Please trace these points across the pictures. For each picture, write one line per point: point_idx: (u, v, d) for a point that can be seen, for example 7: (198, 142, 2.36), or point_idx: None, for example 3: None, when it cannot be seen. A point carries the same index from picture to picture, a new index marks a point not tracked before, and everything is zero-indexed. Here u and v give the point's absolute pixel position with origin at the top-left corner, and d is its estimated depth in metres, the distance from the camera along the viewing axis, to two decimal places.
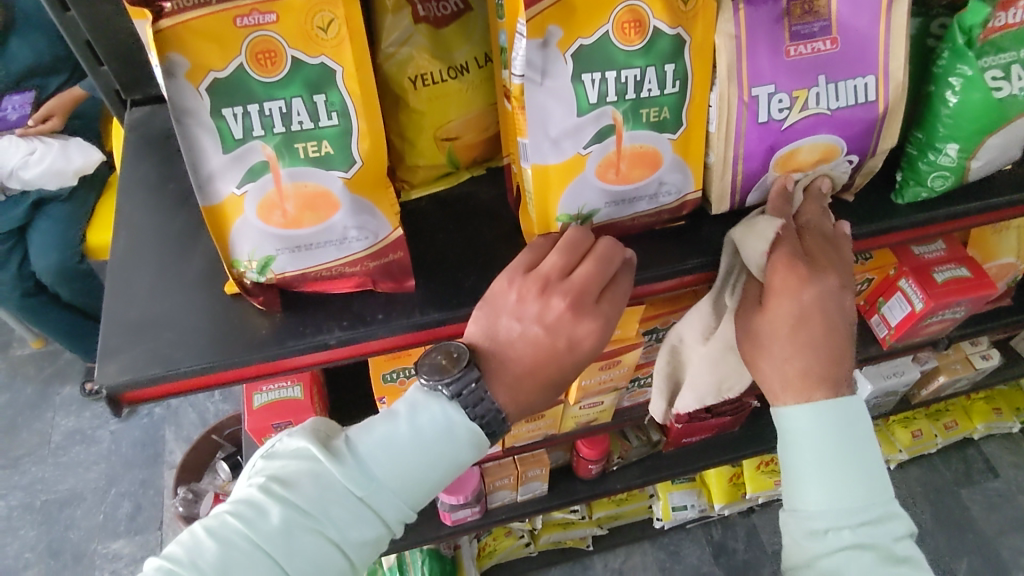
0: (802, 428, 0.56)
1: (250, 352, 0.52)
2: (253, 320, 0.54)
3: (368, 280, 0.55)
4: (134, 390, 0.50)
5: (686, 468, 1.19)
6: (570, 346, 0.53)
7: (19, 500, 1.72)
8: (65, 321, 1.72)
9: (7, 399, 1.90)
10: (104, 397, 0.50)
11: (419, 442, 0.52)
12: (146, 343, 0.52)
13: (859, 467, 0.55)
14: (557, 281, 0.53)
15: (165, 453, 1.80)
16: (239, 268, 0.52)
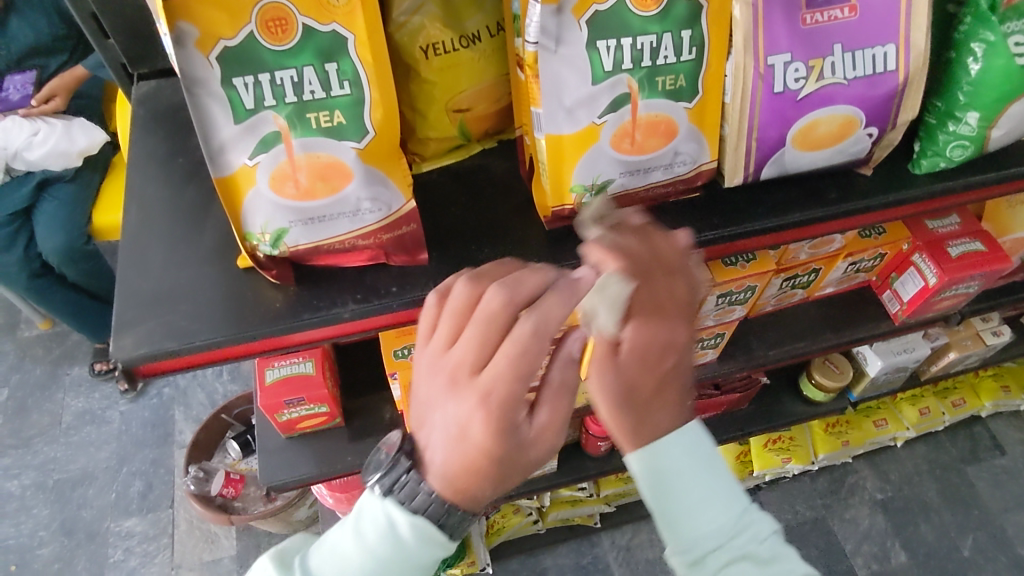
0: (656, 469, 0.52)
1: (266, 325, 0.52)
2: (268, 296, 0.54)
3: (381, 253, 0.55)
4: (150, 363, 0.51)
5: None
6: (465, 432, 0.45)
7: (32, 480, 1.74)
8: (73, 302, 1.72)
9: (16, 380, 1.91)
10: (119, 371, 0.51)
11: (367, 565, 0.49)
12: (160, 317, 0.52)
13: (711, 492, 0.52)
14: (446, 356, 0.47)
15: (175, 434, 1.82)
16: (252, 241, 0.51)
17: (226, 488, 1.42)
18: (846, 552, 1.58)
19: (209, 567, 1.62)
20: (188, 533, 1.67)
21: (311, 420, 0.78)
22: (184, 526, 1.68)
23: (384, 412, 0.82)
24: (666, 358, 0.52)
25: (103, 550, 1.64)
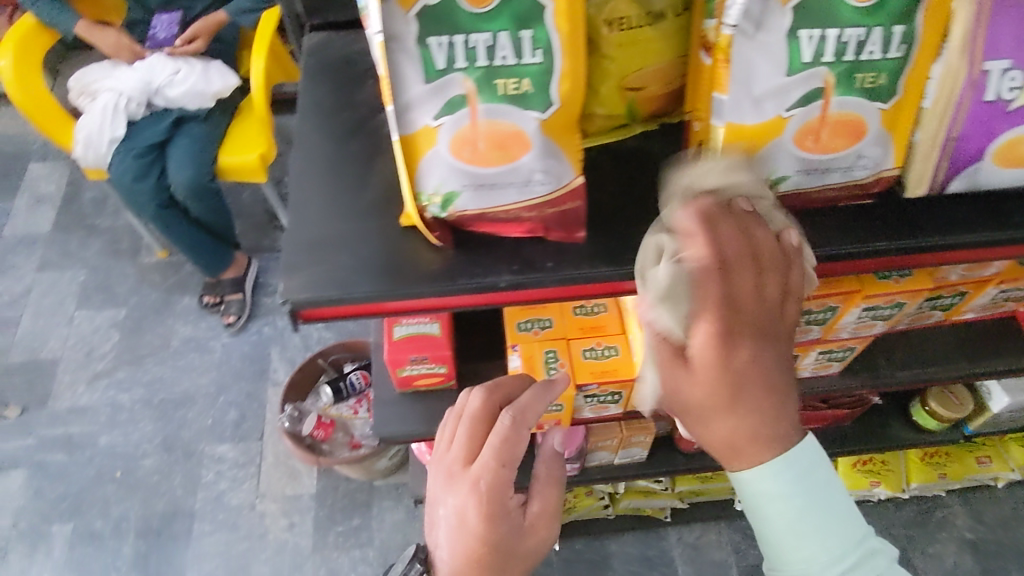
0: (769, 494, 0.51)
1: (421, 285, 0.53)
2: (424, 258, 0.55)
3: (539, 228, 0.55)
4: (314, 306, 0.52)
5: None
6: (465, 518, 0.63)
7: (141, 396, 1.88)
8: (191, 235, 1.84)
9: (134, 301, 2.05)
10: (285, 310, 0.53)
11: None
12: (325, 265, 0.53)
13: (829, 517, 0.52)
14: (450, 458, 0.65)
15: (270, 370, 1.93)
16: (421, 202, 0.52)
17: (318, 430, 1.53)
18: None
19: (291, 500, 1.72)
20: (274, 466, 1.77)
21: (428, 380, 0.80)
22: (271, 459, 1.78)
23: None
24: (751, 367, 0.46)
25: (198, 470, 1.76)
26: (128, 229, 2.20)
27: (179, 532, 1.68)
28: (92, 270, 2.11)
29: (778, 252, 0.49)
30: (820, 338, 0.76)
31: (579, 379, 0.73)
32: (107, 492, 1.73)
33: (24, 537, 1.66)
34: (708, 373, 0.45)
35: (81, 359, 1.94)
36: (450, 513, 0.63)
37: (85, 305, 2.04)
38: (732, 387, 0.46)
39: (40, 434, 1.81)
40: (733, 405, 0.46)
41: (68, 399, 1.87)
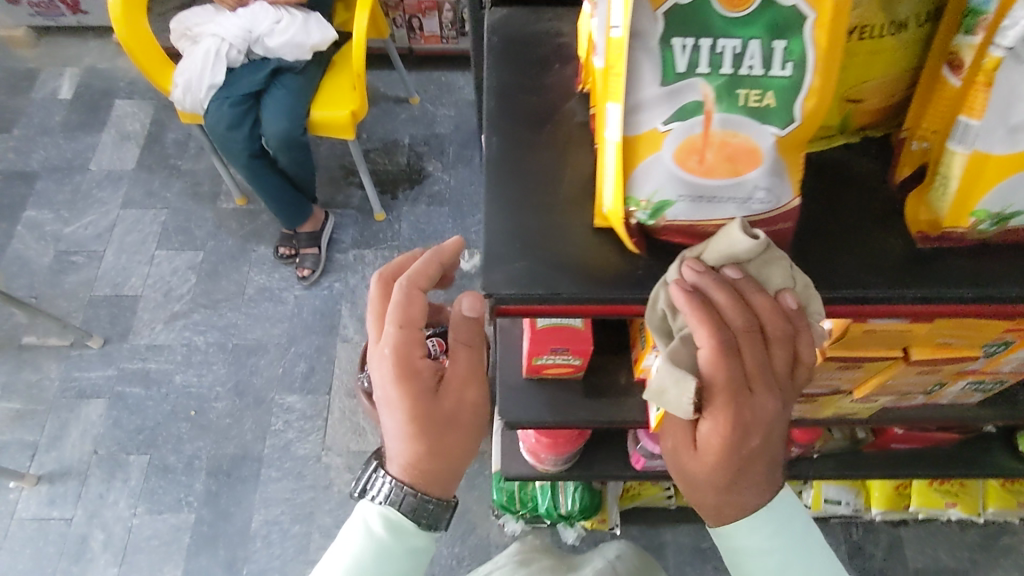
0: (750, 546, 0.62)
1: (618, 289, 0.52)
2: (619, 264, 0.53)
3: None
4: (516, 303, 0.51)
5: (886, 473, 1.10)
6: (395, 392, 0.71)
7: (215, 339, 1.92)
8: (276, 186, 1.85)
9: (211, 246, 2.09)
10: (487, 303, 0.52)
11: (375, 551, 0.73)
12: (532, 258, 0.52)
13: (805, 559, 0.63)
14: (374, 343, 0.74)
15: (340, 326, 1.95)
16: (631, 207, 0.50)
17: None
18: None
19: (355, 456, 1.76)
20: (340, 421, 1.80)
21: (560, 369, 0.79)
22: (338, 413, 1.81)
23: (620, 375, 0.83)
24: (750, 439, 0.53)
25: (267, 417, 1.81)
26: (208, 173, 2.23)
27: (248, 475, 1.73)
28: (173, 212, 2.15)
29: (785, 320, 0.49)
30: (980, 369, 0.69)
31: None
32: (181, 430, 1.79)
33: (104, 464, 1.73)
34: (714, 451, 0.54)
35: (160, 298, 1.99)
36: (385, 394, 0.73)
37: (166, 246, 2.09)
38: (738, 459, 0.55)
39: (120, 366, 1.87)
40: (732, 475, 0.56)
41: (146, 336, 1.92)
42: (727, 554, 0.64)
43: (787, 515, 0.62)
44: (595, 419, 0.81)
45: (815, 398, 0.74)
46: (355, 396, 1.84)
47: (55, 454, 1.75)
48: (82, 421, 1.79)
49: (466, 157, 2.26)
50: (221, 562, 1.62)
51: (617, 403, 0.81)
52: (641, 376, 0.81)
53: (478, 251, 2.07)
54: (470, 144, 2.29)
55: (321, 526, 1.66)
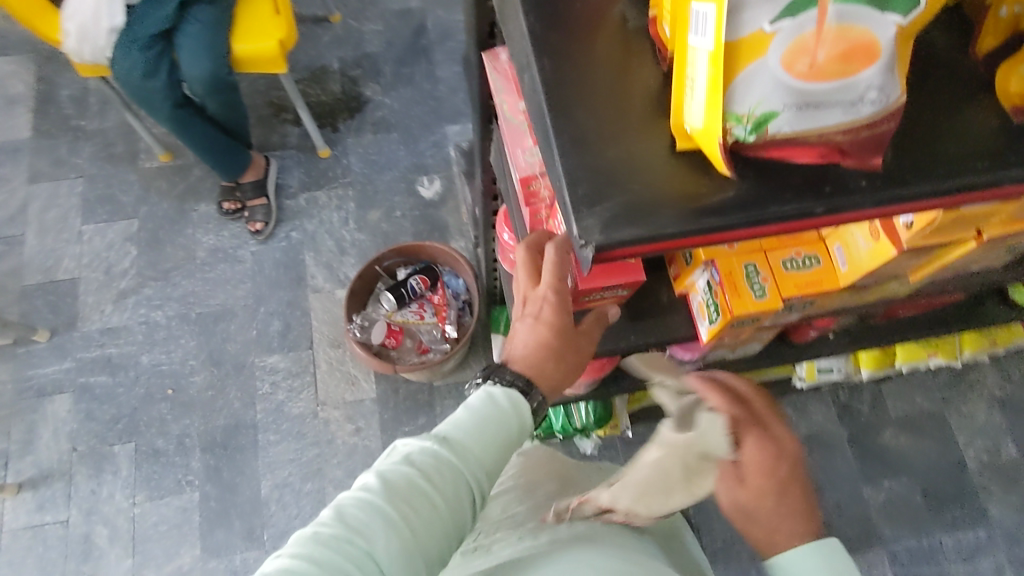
0: None
1: (709, 216, 0.45)
2: (706, 191, 0.46)
3: (837, 152, 0.45)
4: (622, 249, 0.45)
5: (896, 339, 1.14)
6: (540, 315, 0.71)
7: (176, 312, 1.80)
8: (208, 137, 1.66)
9: (145, 212, 1.90)
10: (583, 255, 0.45)
11: (497, 421, 0.67)
12: (624, 194, 0.46)
13: None
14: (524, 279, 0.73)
15: (308, 277, 1.84)
16: (726, 123, 0.42)
17: (389, 339, 1.51)
18: (959, 443, 1.76)
19: (353, 406, 1.72)
20: (330, 373, 1.75)
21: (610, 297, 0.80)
22: (326, 366, 1.75)
23: (661, 294, 0.82)
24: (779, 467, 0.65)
25: (252, 382, 1.73)
26: (119, 130, 1.99)
27: (247, 443, 1.67)
28: (90, 180, 1.93)
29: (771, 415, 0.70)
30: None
31: (786, 293, 0.69)
32: (163, 411, 1.69)
33: (87, 460, 1.63)
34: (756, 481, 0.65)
35: (102, 277, 1.83)
36: (528, 317, 0.72)
37: (93, 219, 1.89)
38: (774, 489, 0.65)
39: (77, 357, 1.74)
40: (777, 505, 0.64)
41: (98, 320, 1.78)
42: None
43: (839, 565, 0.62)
44: (644, 342, 0.79)
45: (869, 288, 0.73)
46: (340, 346, 1.78)
47: (31, 458, 1.64)
48: (50, 420, 1.67)
49: (405, 76, 2.10)
50: (240, 532, 1.59)
51: (662, 324, 0.80)
52: (683, 292, 0.80)
53: (438, 176, 1.97)
54: (407, 60, 2.12)
55: (334, 480, 1.65)
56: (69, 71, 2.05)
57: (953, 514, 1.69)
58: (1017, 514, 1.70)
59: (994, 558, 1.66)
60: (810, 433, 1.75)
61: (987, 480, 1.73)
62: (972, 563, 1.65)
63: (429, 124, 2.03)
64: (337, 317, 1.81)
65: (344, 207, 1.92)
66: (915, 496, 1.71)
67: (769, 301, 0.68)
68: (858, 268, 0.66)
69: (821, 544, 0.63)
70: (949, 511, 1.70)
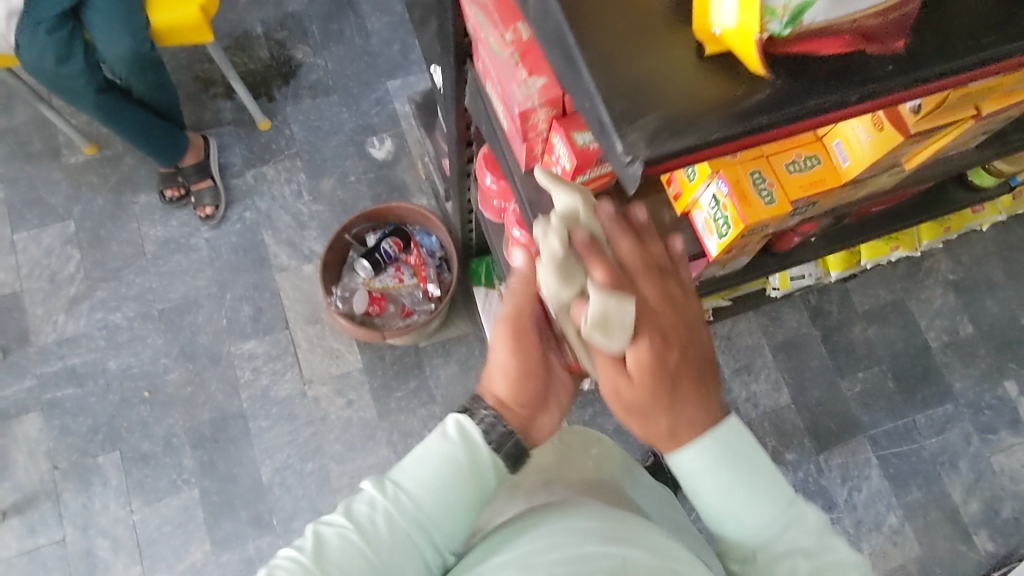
0: (696, 467, 0.67)
1: (749, 118, 0.45)
2: (742, 93, 0.45)
3: (862, 38, 0.45)
4: (668, 159, 0.44)
5: (872, 234, 1.18)
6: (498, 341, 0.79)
7: (136, 311, 1.71)
8: (141, 121, 1.55)
9: (80, 211, 1.77)
10: (630, 173, 0.44)
11: (446, 456, 0.70)
12: (659, 106, 0.44)
13: (753, 492, 0.67)
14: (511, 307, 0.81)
15: (270, 257, 1.77)
16: (763, 19, 0.41)
17: (372, 306, 1.48)
18: (922, 328, 1.87)
19: (340, 380, 1.69)
20: (311, 350, 1.71)
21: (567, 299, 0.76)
22: (305, 345, 1.71)
23: (664, 213, 0.80)
24: None
25: (232, 372, 1.68)
26: (32, 125, 1.82)
27: (237, 433, 1.64)
28: (11, 184, 1.78)
29: None
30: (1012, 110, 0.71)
31: (793, 195, 0.70)
32: (142, 414, 1.64)
33: (72, 475, 1.59)
34: None
35: (47, 286, 1.71)
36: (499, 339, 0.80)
37: (23, 226, 1.75)
38: None
39: (38, 373, 1.65)
40: None
41: (53, 331, 1.68)
42: (681, 476, 0.68)
43: (739, 442, 0.67)
44: None
45: (865, 183, 0.74)
46: (317, 322, 1.73)
47: (10, 483, 1.58)
48: (22, 441, 1.60)
49: (335, 32, 1.97)
50: (247, 521, 1.58)
51: None
52: (686, 212, 0.79)
53: (388, 134, 1.89)
54: (335, 15, 1.99)
55: (334, 455, 1.64)
56: None
57: (923, 394, 1.81)
58: (979, 384, 1.83)
59: (962, 427, 1.79)
60: (786, 338, 1.83)
61: (950, 358, 1.85)
62: (943, 435, 1.78)
63: (369, 81, 1.94)
64: (308, 293, 1.75)
65: (295, 179, 1.84)
66: (887, 383, 1.82)
67: (779, 205, 0.70)
68: (861, 162, 0.67)
69: (715, 427, 0.67)
70: (920, 392, 1.81)
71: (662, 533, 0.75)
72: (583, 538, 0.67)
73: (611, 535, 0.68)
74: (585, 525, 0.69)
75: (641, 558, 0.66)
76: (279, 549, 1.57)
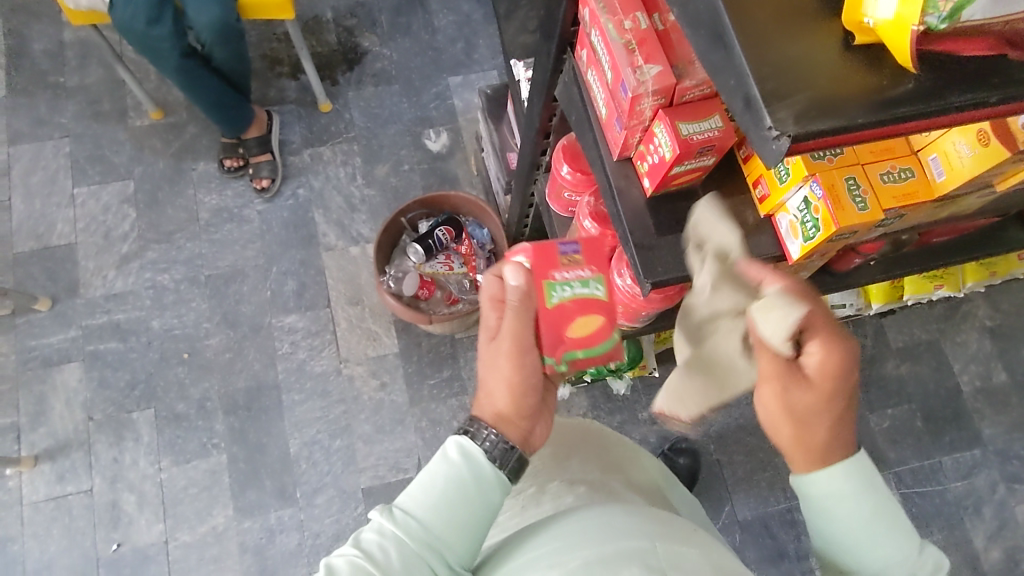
0: (838, 493, 0.67)
1: (893, 108, 0.47)
2: (886, 84, 0.47)
3: (1007, 43, 0.47)
4: (809, 140, 0.46)
5: (931, 264, 1.19)
6: (492, 362, 0.83)
7: (184, 275, 1.74)
8: (215, 89, 1.59)
9: (140, 172, 1.81)
10: (772, 150, 0.46)
11: (449, 476, 0.73)
12: (807, 88, 0.47)
13: (893, 529, 0.66)
14: (490, 328, 0.85)
15: (319, 235, 1.80)
16: (923, 11, 0.43)
17: (422, 290, 1.50)
18: (955, 371, 1.87)
19: (376, 362, 1.71)
20: (350, 330, 1.73)
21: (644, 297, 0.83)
22: (345, 324, 1.73)
23: (748, 214, 0.82)
24: None
25: (271, 343, 1.70)
26: (102, 86, 1.87)
27: (270, 404, 1.66)
28: (76, 139, 1.82)
29: None
30: None
31: (886, 205, 0.71)
32: (180, 375, 1.66)
33: (105, 428, 1.61)
34: None
35: (101, 241, 1.75)
36: (486, 362, 0.84)
37: (84, 181, 1.80)
38: None
39: (83, 324, 1.68)
40: None
41: (101, 286, 1.71)
42: (814, 501, 0.69)
43: (872, 474, 0.68)
44: None
45: (954, 201, 0.76)
46: (358, 303, 1.75)
47: (45, 429, 1.60)
48: (61, 389, 1.63)
49: (402, 25, 2.02)
50: (272, 491, 1.59)
51: (747, 244, 0.81)
52: (769, 214, 0.81)
53: (444, 128, 1.93)
54: (403, 9, 2.03)
55: (363, 435, 1.65)
56: (38, 23, 1.90)
57: (951, 436, 1.81)
58: (1009, 433, 1.82)
59: (988, 474, 1.78)
60: None
61: (981, 404, 1.84)
62: (969, 480, 1.77)
63: (431, 75, 1.98)
64: (352, 274, 1.78)
65: (350, 162, 1.87)
66: (917, 422, 1.81)
67: (871, 212, 0.71)
68: (958, 178, 0.68)
69: (854, 455, 0.69)
70: (948, 434, 1.81)
71: (696, 528, 0.71)
72: (611, 530, 0.65)
73: (647, 529, 0.66)
74: (612, 521, 0.67)
75: (678, 550, 0.63)
76: (300, 523, 1.58)
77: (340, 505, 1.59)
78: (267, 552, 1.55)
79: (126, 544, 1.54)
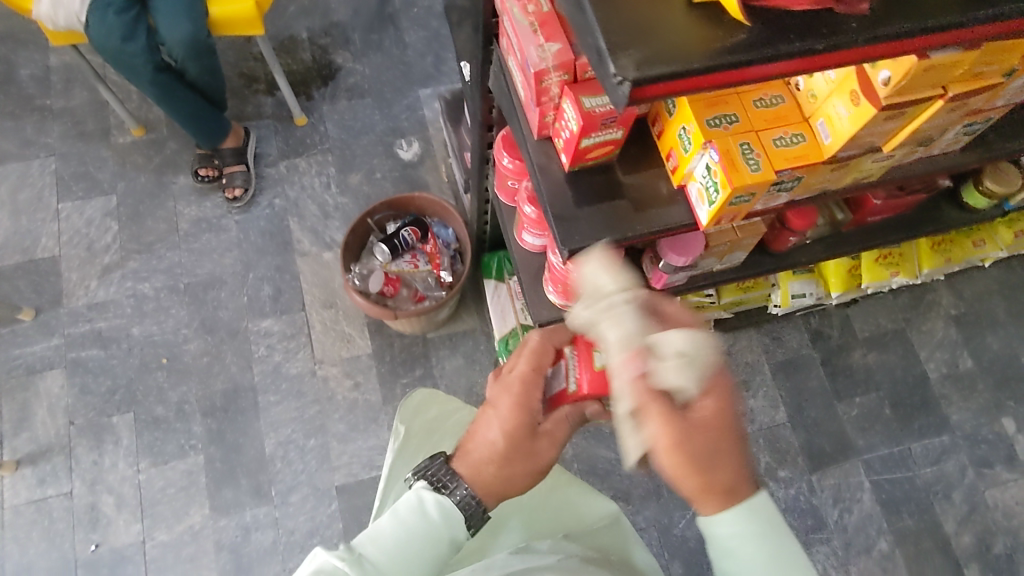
0: (724, 541, 0.70)
1: (727, 55, 0.52)
2: (723, 36, 0.53)
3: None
4: (652, 85, 0.52)
5: (867, 243, 1.23)
6: (513, 431, 0.85)
7: (163, 283, 1.80)
8: (190, 103, 1.67)
9: (123, 187, 1.88)
10: (621, 93, 0.52)
11: (423, 530, 0.74)
12: (652, 41, 0.52)
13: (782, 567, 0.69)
14: (527, 394, 0.88)
15: (294, 242, 1.86)
16: None
17: (387, 286, 1.55)
18: (922, 359, 1.90)
19: (350, 362, 1.75)
20: (324, 333, 1.78)
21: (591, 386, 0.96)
22: (320, 327, 1.78)
23: (661, 185, 0.88)
24: None
25: (248, 347, 1.75)
26: (87, 108, 1.95)
27: (247, 406, 1.70)
28: (62, 158, 1.90)
29: None
30: (980, 109, 0.78)
31: (777, 165, 0.76)
32: (159, 380, 1.71)
33: (85, 433, 1.65)
34: None
35: (84, 253, 1.81)
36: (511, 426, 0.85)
37: (69, 197, 1.87)
38: None
39: (65, 333, 1.74)
40: None
41: (84, 296, 1.77)
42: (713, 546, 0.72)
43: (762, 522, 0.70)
44: (650, 230, 0.85)
45: (848, 163, 0.81)
46: (332, 306, 1.81)
47: (27, 435, 1.64)
48: (43, 396, 1.68)
49: (374, 42, 2.10)
50: (248, 490, 1.63)
51: (661, 212, 0.86)
52: (681, 185, 0.86)
53: (415, 137, 2.00)
54: (375, 27, 2.12)
55: (337, 434, 1.69)
56: (26, 50, 1.99)
57: (920, 423, 1.83)
58: (977, 417, 1.85)
59: (958, 459, 1.80)
60: (785, 358, 1.87)
61: (948, 390, 1.87)
62: (939, 466, 1.79)
63: (402, 88, 2.06)
64: (326, 279, 1.83)
65: (325, 172, 1.94)
66: (885, 409, 1.84)
67: (763, 173, 0.75)
68: (840, 137, 0.73)
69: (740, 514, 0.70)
70: (917, 420, 1.83)
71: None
72: None
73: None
74: None
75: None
76: (275, 520, 1.61)
77: (315, 502, 1.63)
78: (243, 550, 1.58)
79: (104, 545, 1.57)
